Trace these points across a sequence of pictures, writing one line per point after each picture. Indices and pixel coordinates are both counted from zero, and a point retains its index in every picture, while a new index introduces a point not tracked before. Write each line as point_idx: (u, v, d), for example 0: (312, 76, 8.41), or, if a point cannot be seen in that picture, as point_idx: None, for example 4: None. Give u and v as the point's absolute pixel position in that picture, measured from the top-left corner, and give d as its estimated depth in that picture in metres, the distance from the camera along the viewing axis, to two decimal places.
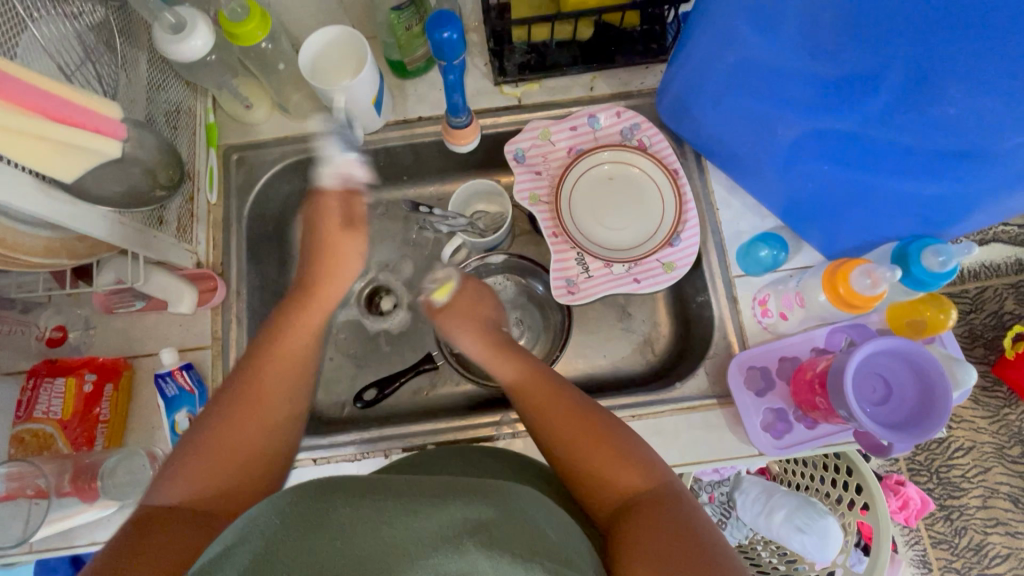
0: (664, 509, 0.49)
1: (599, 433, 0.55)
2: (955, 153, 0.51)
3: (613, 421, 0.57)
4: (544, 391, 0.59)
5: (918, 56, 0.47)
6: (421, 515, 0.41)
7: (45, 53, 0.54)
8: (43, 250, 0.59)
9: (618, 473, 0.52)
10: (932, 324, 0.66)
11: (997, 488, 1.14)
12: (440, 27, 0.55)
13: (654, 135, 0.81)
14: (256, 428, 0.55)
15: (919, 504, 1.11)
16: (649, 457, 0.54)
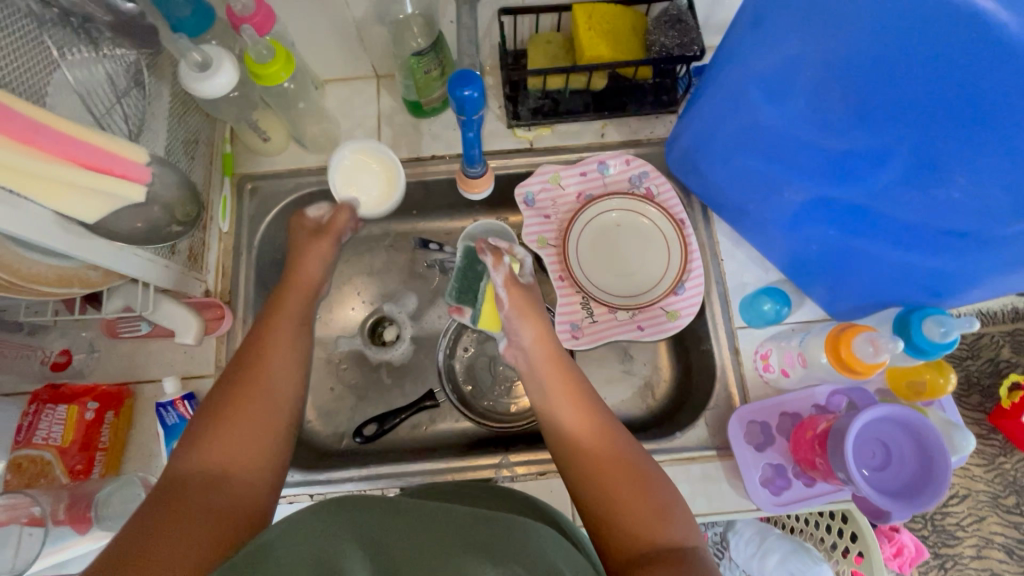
0: (684, 563, 0.49)
1: (640, 475, 0.56)
2: (955, 232, 0.53)
3: (651, 466, 0.58)
4: (589, 423, 0.60)
5: (925, 143, 0.49)
6: (449, 540, 0.43)
7: (76, 92, 0.55)
8: (57, 280, 0.60)
9: (650, 522, 0.53)
10: (932, 388, 0.66)
11: (991, 538, 1.14)
12: (461, 85, 0.55)
13: (661, 185, 0.83)
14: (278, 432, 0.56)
15: (914, 551, 1.08)
16: (680, 512, 0.55)
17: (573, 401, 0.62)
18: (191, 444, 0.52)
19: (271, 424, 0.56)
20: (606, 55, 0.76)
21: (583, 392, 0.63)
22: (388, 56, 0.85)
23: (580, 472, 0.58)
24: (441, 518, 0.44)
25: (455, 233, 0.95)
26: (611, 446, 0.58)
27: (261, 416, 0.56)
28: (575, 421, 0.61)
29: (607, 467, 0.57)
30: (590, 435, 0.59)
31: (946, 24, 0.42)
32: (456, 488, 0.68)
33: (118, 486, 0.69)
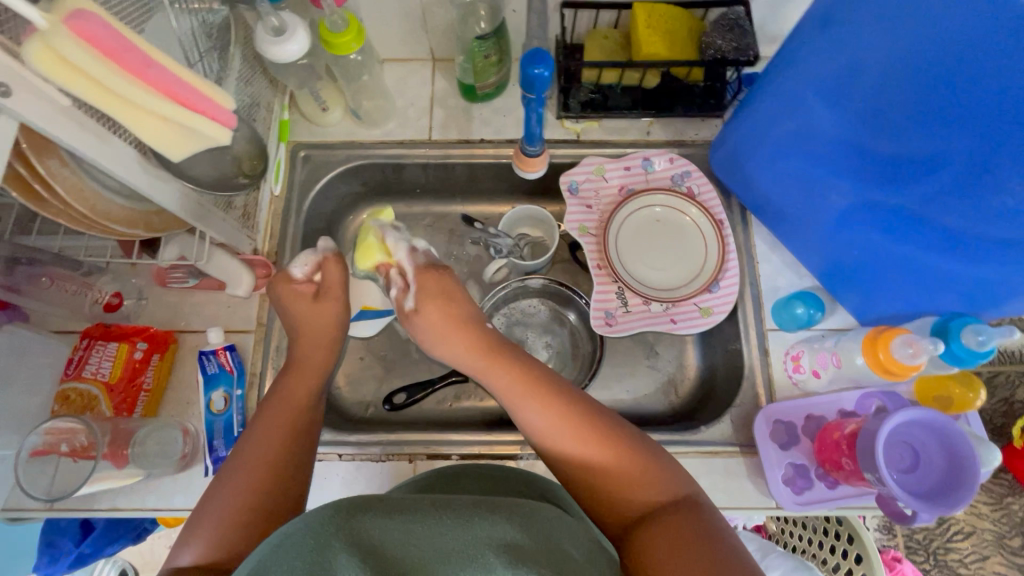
0: (692, 516, 0.52)
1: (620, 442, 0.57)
2: (1003, 242, 0.54)
3: (622, 424, 0.59)
4: (556, 408, 0.59)
5: (978, 149, 0.50)
6: (454, 526, 0.46)
7: (175, 40, 0.58)
8: (126, 220, 0.63)
9: (643, 482, 0.55)
10: (959, 402, 0.67)
11: None
12: (533, 64, 0.59)
13: (703, 185, 0.85)
14: (266, 456, 0.59)
15: None
16: (668, 466, 0.57)
17: (538, 395, 0.60)
18: (187, 536, 0.54)
19: (275, 473, 0.58)
20: (662, 53, 0.78)
21: (544, 382, 0.61)
22: (447, 40, 0.88)
23: (562, 457, 0.58)
24: (442, 508, 0.47)
25: (492, 219, 0.97)
26: (579, 429, 0.58)
27: (254, 477, 0.57)
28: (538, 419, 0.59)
29: (584, 452, 0.57)
30: (557, 423, 0.58)
31: (993, 32, 0.45)
32: (485, 474, 0.70)
33: (156, 428, 0.71)
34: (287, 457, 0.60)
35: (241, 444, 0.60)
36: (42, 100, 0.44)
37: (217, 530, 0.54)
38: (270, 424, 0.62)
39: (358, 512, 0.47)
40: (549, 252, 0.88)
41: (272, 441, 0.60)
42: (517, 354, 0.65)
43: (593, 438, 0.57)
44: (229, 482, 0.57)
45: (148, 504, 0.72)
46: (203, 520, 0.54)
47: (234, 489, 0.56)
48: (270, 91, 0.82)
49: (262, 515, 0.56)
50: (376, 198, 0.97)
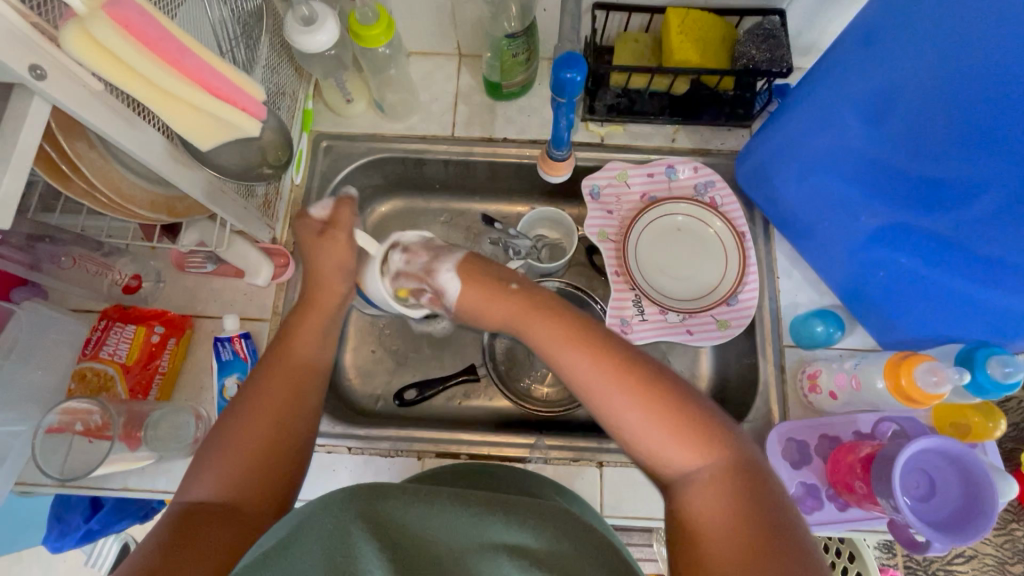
0: (743, 489, 0.49)
1: (672, 402, 0.53)
2: None
3: (676, 384, 0.55)
4: (606, 365, 0.55)
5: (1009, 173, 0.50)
6: (461, 525, 0.45)
7: (208, 30, 0.58)
8: (149, 204, 0.63)
9: (697, 446, 0.51)
10: (978, 431, 0.65)
11: None
12: (566, 67, 0.59)
13: (726, 195, 0.84)
14: (271, 417, 0.60)
15: None
16: (724, 430, 0.53)
17: (586, 350, 0.57)
18: (195, 473, 0.56)
19: (282, 430, 0.60)
20: (693, 61, 0.77)
21: (593, 339, 0.57)
22: (475, 36, 0.87)
23: (604, 412, 0.55)
24: (457, 504, 0.47)
25: (510, 218, 0.97)
26: (632, 386, 0.54)
27: (258, 433, 0.58)
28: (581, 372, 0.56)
29: (631, 411, 0.53)
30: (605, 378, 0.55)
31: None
32: (491, 469, 0.71)
33: (168, 411, 0.71)
34: (294, 423, 0.61)
35: (252, 394, 0.61)
36: (75, 82, 0.44)
37: (227, 474, 0.56)
38: (284, 376, 0.63)
39: (377, 499, 0.46)
40: (568, 255, 0.87)
41: (281, 397, 0.61)
42: (559, 306, 0.62)
43: (643, 398, 0.53)
44: (236, 434, 0.58)
45: (159, 486, 0.73)
46: (210, 464, 0.56)
47: (242, 441, 0.58)
48: (296, 80, 0.82)
49: (274, 468, 0.58)
50: (395, 191, 0.96)
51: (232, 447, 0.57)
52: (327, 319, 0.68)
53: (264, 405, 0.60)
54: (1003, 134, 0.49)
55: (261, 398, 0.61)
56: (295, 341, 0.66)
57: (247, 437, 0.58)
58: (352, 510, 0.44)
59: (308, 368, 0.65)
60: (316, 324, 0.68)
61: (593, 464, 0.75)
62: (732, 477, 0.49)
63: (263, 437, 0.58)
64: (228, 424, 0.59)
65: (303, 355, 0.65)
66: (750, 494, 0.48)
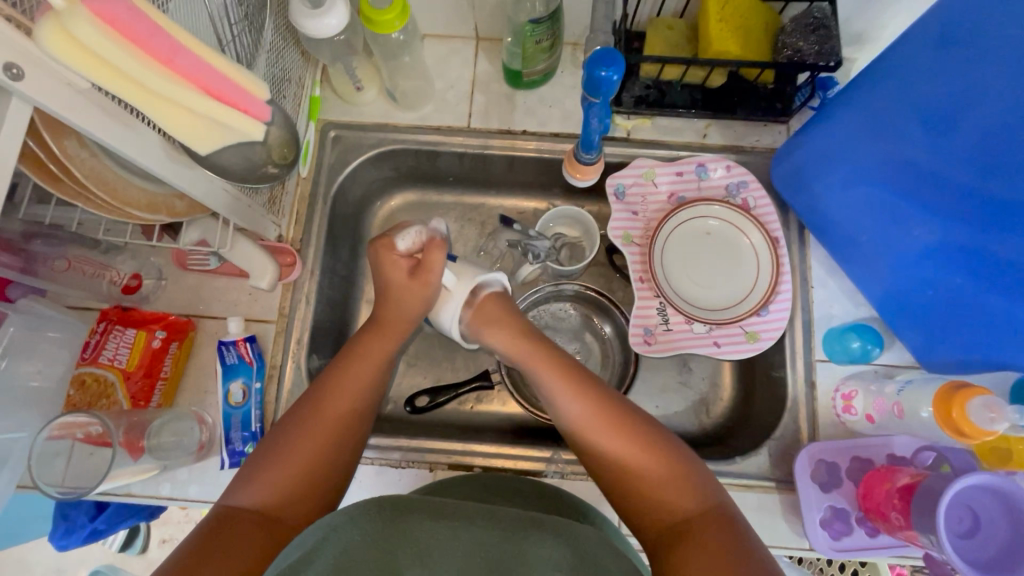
0: (718, 532, 0.49)
1: (652, 441, 0.56)
2: None
3: (654, 426, 0.58)
4: (588, 406, 0.59)
5: None
6: (495, 538, 0.43)
7: (207, 16, 0.53)
8: (146, 205, 0.58)
9: (678, 493, 0.53)
10: (1023, 459, 0.59)
11: None
12: (603, 65, 0.53)
13: (760, 197, 0.78)
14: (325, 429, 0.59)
15: None
16: (703, 477, 0.55)
17: (575, 389, 0.60)
18: (242, 482, 0.55)
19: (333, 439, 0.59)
20: (733, 52, 0.70)
21: (575, 377, 0.61)
22: (495, 18, 0.80)
23: (596, 456, 0.57)
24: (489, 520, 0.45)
25: (527, 214, 0.92)
26: (614, 424, 0.57)
27: (308, 444, 0.58)
28: (568, 403, 0.60)
29: (621, 449, 0.56)
30: (612, 433, 0.57)
31: None
32: (505, 482, 0.67)
33: (171, 418, 0.70)
34: (343, 429, 0.60)
35: (304, 408, 0.61)
36: (58, 82, 0.39)
37: (275, 479, 0.55)
38: (338, 384, 0.62)
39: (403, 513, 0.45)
40: (588, 258, 0.83)
41: (332, 422, 0.60)
42: (554, 348, 0.65)
43: (629, 434, 0.56)
44: (287, 448, 0.57)
45: (164, 492, 0.71)
46: (258, 472, 0.56)
47: (292, 449, 0.57)
48: (302, 66, 0.77)
49: (318, 489, 0.57)
50: (407, 184, 0.91)
51: (280, 457, 0.57)
52: (392, 339, 0.67)
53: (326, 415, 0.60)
54: None
55: (315, 406, 0.60)
56: (346, 371, 0.64)
57: (292, 456, 0.57)
58: (381, 519, 0.44)
59: (359, 390, 0.63)
60: (385, 341, 0.67)
61: None
62: (718, 522, 0.50)
63: (309, 459, 0.57)
64: (284, 430, 0.59)
65: (355, 380, 0.63)
66: (733, 535, 0.49)
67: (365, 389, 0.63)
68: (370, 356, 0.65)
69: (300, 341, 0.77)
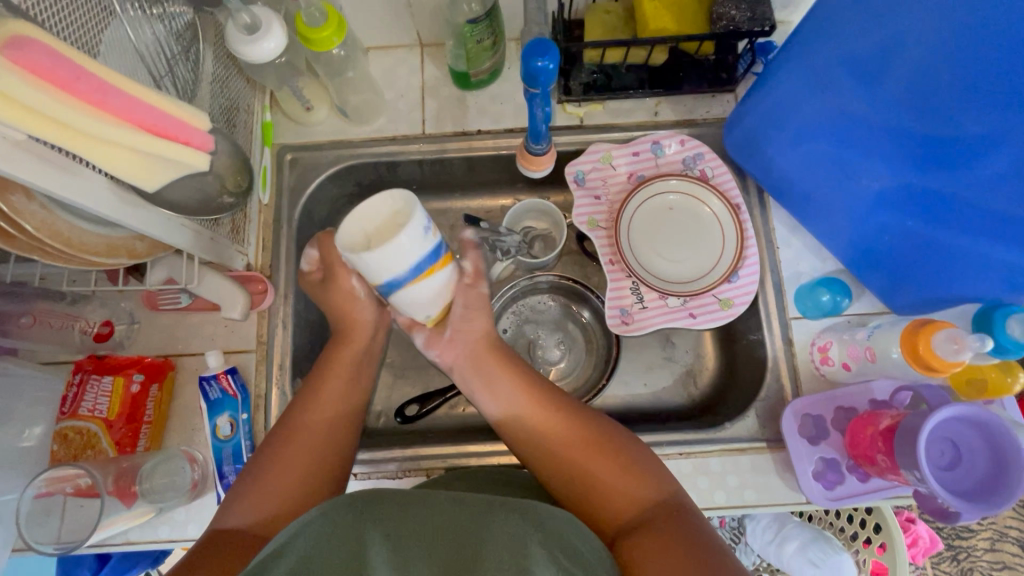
0: (658, 514, 0.52)
1: (596, 445, 0.57)
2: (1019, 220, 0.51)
3: (597, 426, 0.59)
4: (532, 412, 0.61)
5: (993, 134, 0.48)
6: (462, 518, 0.44)
7: (134, 53, 0.53)
8: (106, 249, 0.58)
9: (614, 476, 0.55)
10: (996, 387, 0.64)
11: (1006, 532, 1.20)
12: (537, 54, 0.54)
13: (717, 167, 0.80)
14: (322, 425, 0.62)
15: (927, 542, 1.14)
16: (652, 463, 0.57)
17: (525, 394, 0.62)
18: (222, 511, 0.55)
19: (333, 441, 0.61)
20: (670, 28, 0.72)
21: (513, 386, 0.63)
22: (435, 23, 0.81)
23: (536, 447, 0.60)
24: (454, 504, 0.46)
25: (494, 212, 0.93)
26: (552, 411, 0.61)
27: (313, 443, 0.60)
28: (510, 407, 0.62)
29: (554, 430, 0.60)
30: (539, 420, 0.61)
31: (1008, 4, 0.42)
32: (493, 475, 0.68)
33: (161, 460, 0.69)
34: (342, 428, 0.63)
35: (298, 411, 0.63)
36: None
37: (269, 493, 0.56)
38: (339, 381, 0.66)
39: (373, 507, 0.46)
40: (558, 247, 0.83)
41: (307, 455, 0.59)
42: (506, 355, 0.66)
43: (563, 421, 0.60)
44: (289, 452, 0.59)
45: (163, 535, 0.70)
46: (258, 478, 0.57)
47: (299, 449, 0.59)
48: (248, 92, 0.77)
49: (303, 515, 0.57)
50: (371, 198, 0.92)
51: (281, 467, 0.58)
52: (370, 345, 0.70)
53: (322, 415, 0.63)
54: (994, 79, 0.46)
55: (301, 408, 0.63)
56: (329, 388, 0.65)
57: (292, 466, 0.58)
58: (350, 516, 0.45)
59: (350, 389, 0.66)
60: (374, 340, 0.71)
61: None
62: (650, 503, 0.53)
63: (290, 493, 0.57)
64: (286, 427, 0.61)
65: (342, 389, 0.65)
66: (671, 515, 0.52)
67: (361, 396, 0.67)
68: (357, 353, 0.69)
69: (282, 366, 0.77)
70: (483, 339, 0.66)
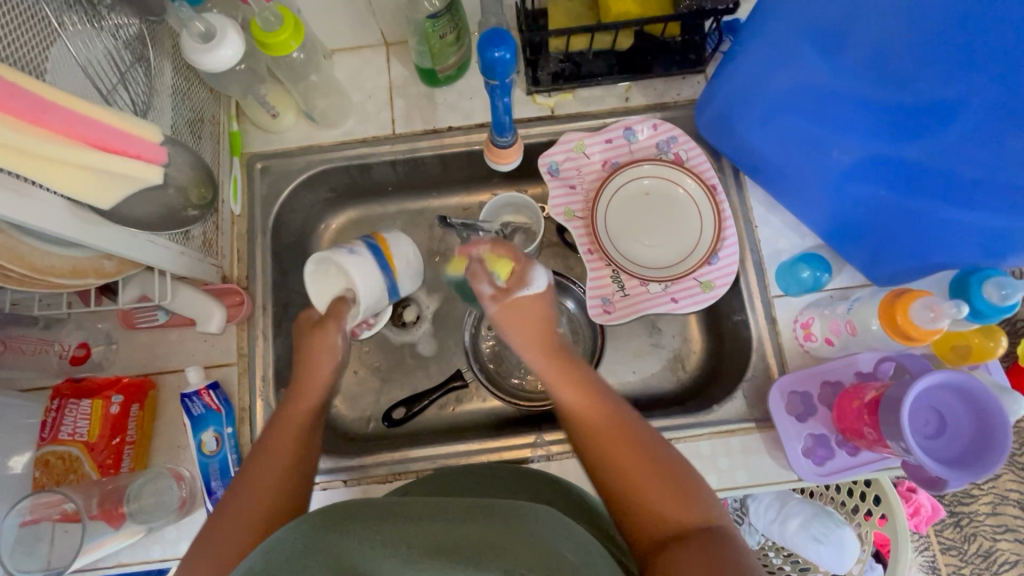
0: (708, 540, 0.47)
1: (648, 452, 0.54)
2: (1003, 188, 0.50)
3: (652, 436, 0.57)
4: (583, 401, 0.59)
5: (973, 93, 0.47)
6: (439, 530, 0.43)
7: (80, 70, 0.51)
8: (71, 270, 0.57)
9: (667, 498, 0.51)
10: (979, 351, 0.63)
11: (1007, 495, 1.19)
12: (493, 45, 0.53)
13: (691, 149, 0.79)
14: (287, 440, 0.60)
15: (929, 511, 1.14)
16: (706, 494, 0.52)
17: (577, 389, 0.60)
18: (195, 551, 0.51)
19: (298, 451, 0.59)
20: (633, 12, 0.71)
21: (579, 373, 0.62)
22: (397, 20, 0.80)
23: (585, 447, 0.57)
24: (430, 513, 0.45)
25: (472, 208, 0.92)
26: (602, 408, 0.58)
27: (279, 458, 0.58)
28: (573, 389, 0.60)
29: (604, 434, 0.56)
30: (588, 409, 0.58)
31: None
32: (482, 472, 0.68)
33: (149, 479, 0.68)
34: (304, 436, 0.61)
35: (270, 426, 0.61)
36: None
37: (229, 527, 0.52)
38: (302, 389, 0.65)
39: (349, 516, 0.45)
40: (536, 243, 0.83)
41: (281, 467, 0.57)
42: (564, 348, 0.65)
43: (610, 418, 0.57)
44: (252, 470, 0.57)
45: (156, 554, 0.69)
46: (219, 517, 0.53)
47: (261, 470, 0.57)
48: (212, 102, 0.76)
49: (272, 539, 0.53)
50: (347, 202, 0.91)
51: (242, 497, 0.55)
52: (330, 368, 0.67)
53: (281, 428, 0.61)
54: (957, 42, 0.45)
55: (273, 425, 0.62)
56: (297, 394, 0.64)
57: (254, 491, 0.55)
58: (321, 529, 0.44)
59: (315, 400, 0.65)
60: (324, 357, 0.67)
61: None
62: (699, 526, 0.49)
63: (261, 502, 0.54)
64: (253, 450, 0.59)
65: (309, 396, 0.64)
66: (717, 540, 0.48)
67: (319, 399, 0.65)
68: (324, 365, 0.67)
69: (265, 378, 0.76)
70: (534, 317, 0.65)
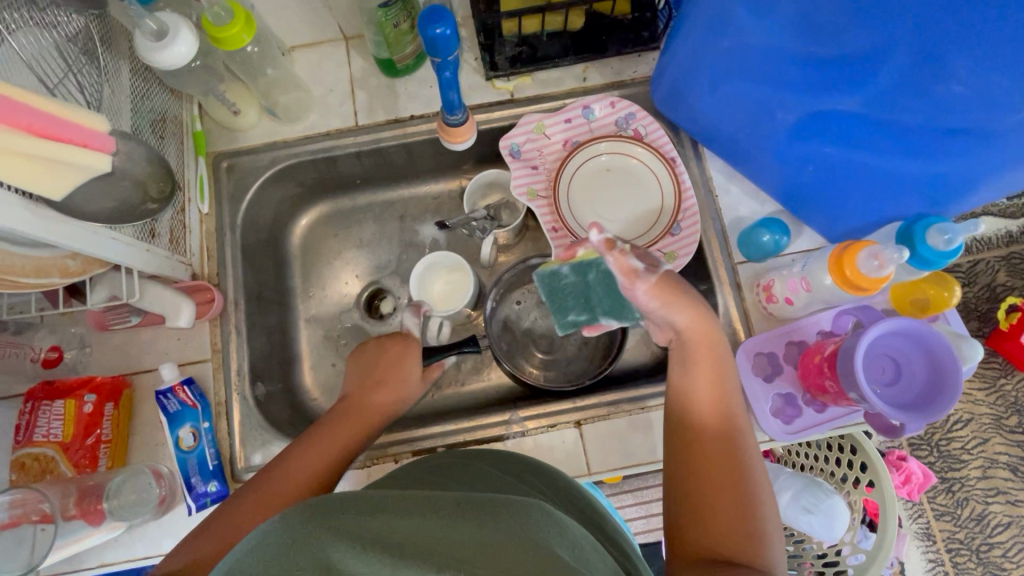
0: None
1: (742, 474, 0.52)
2: (941, 130, 0.53)
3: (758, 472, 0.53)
4: (707, 408, 0.55)
5: (918, 39, 0.47)
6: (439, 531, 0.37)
7: (26, 67, 0.52)
8: (34, 269, 0.58)
9: (736, 533, 0.49)
10: (937, 302, 0.65)
11: (997, 458, 1.10)
12: (432, 23, 0.57)
13: (649, 124, 0.80)
14: (331, 452, 0.60)
15: (920, 479, 1.07)
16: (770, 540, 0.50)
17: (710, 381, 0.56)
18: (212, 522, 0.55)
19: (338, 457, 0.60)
20: None
21: (729, 403, 0.56)
22: (352, 14, 0.81)
23: (687, 436, 0.55)
24: (436, 512, 0.38)
25: (442, 198, 0.94)
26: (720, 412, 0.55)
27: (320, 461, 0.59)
28: (714, 414, 0.55)
29: (708, 436, 0.54)
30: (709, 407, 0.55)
31: None
32: (456, 459, 0.67)
33: (128, 476, 0.69)
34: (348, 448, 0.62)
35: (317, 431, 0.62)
36: None
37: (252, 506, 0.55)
38: (362, 413, 0.65)
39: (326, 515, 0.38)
40: (520, 214, 0.86)
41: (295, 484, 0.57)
42: (724, 352, 0.58)
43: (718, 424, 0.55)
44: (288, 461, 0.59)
45: (140, 552, 0.69)
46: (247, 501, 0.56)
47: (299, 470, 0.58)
48: (174, 103, 0.76)
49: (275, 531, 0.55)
50: (316, 197, 0.91)
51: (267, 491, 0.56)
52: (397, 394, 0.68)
53: (327, 442, 0.61)
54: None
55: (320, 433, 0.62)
56: (359, 408, 0.65)
57: (282, 486, 0.57)
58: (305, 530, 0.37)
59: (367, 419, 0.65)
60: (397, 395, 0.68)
61: (574, 425, 0.73)
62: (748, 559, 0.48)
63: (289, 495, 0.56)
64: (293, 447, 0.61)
65: (369, 411, 0.65)
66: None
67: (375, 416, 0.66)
68: (390, 393, 0.68)
69: (240, 373, 0.77)
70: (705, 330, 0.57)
